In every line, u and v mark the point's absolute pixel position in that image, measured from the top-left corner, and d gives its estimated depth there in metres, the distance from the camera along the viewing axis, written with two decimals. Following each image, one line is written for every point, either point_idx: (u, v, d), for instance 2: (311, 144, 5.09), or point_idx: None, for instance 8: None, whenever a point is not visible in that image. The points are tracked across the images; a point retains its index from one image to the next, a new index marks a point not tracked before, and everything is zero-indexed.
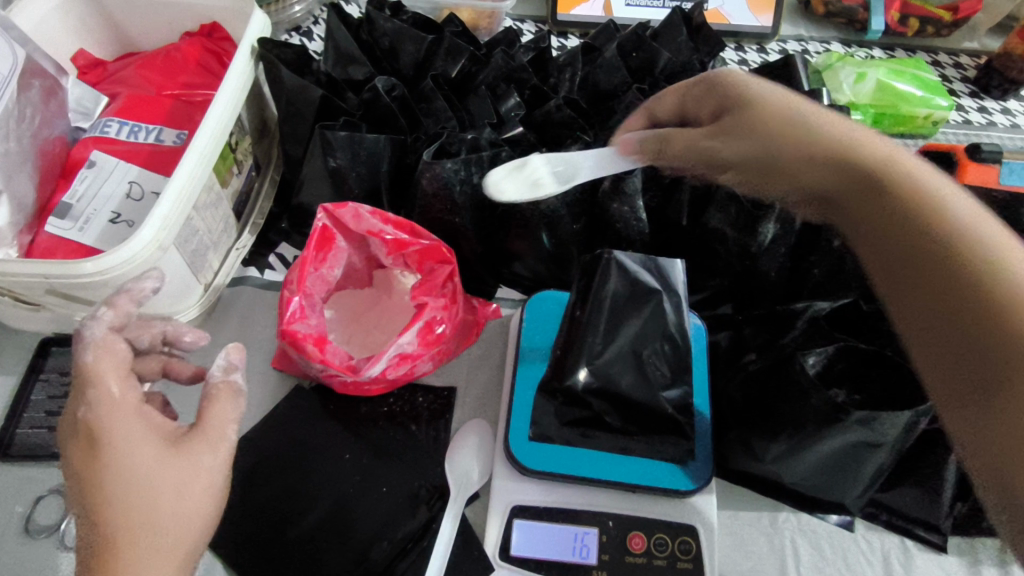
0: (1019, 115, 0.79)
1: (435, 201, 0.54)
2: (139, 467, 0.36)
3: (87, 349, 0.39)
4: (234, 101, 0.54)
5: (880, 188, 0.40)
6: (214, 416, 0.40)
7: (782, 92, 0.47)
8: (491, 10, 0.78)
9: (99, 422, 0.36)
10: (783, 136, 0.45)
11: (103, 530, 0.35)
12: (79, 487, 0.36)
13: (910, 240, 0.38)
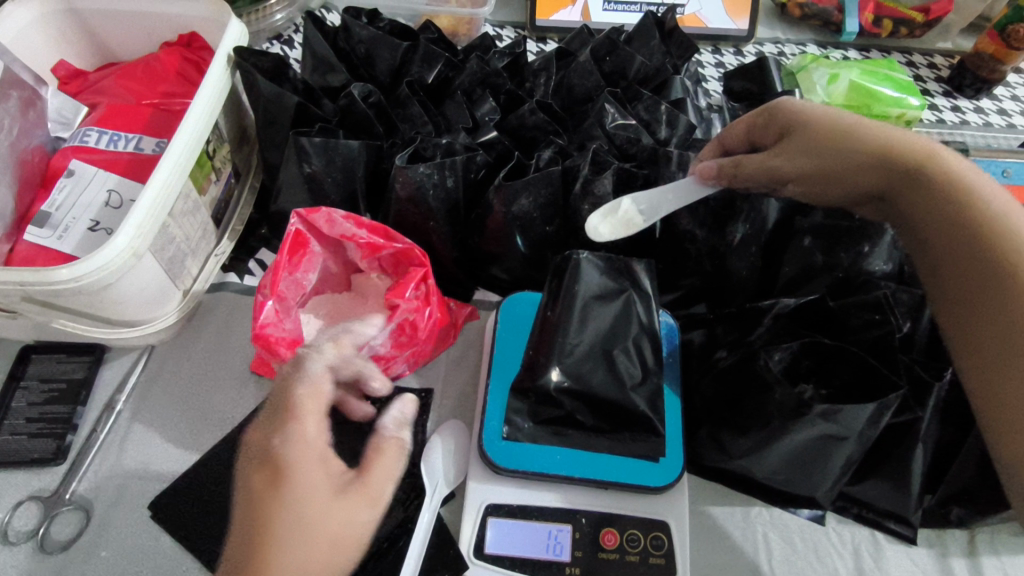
0: (992, 114, 0.80)
1: (409, 206, 0.54)
2: (311, 505, 0.36)
3: (303, 382, 0.41)
4: (209, 110, 0.55)
5: (951, 208, 0.43)
6: (378, 474, 0.40)
7: (837, 111, 0.49)
8: (470, 16, 0.79)
9: (288, 455, 0.37)
10: (847, 155, 0.47)
11: (251, 563, 0.34)
12: (240, 515, 0.36)
13: (984, 256, 0.41)
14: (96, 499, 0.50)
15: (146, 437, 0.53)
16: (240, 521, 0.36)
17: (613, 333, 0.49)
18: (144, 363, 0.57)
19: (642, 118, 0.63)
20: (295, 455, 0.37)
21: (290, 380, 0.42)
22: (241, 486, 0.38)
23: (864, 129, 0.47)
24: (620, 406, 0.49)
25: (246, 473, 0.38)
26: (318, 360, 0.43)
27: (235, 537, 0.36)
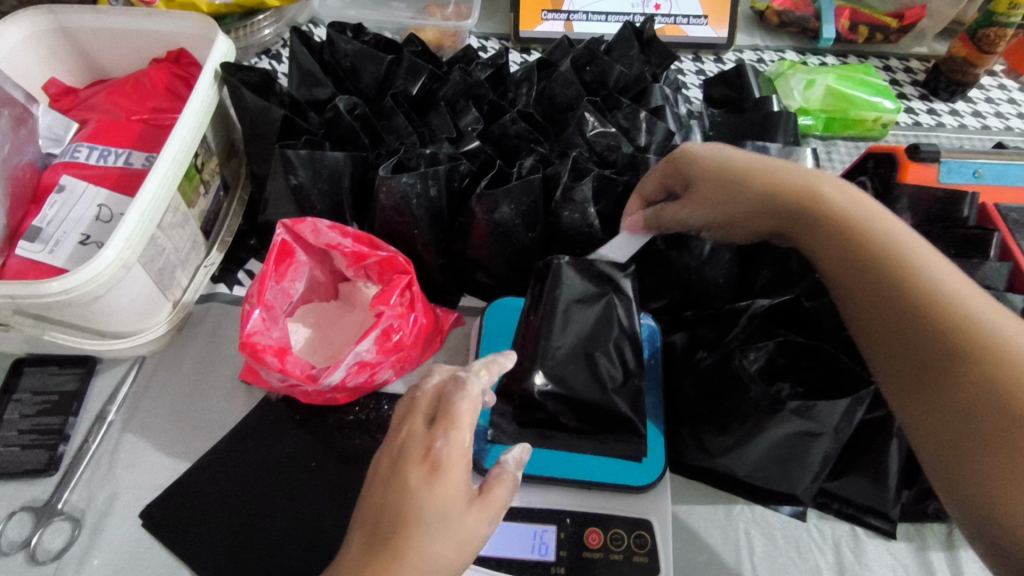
0: (968, 116, 0.81)
1: (393, 215, 0.55)
2: (455, 510, 0.37)
3: (462, 397, 0.40)
4: (197, 124, 0.56)
5: (847, 243, 0.43)
6: (500, 492, 0.40)
7: (735, 155, 0.50)
8: (455, 29, 0.81)
9: (446, 459, 0.38)
10: (744, 202, 0.49)
11: (394, 551, 0.35)
12: (383, 499, 0.37)
13: (877, 289, 0.41)
14: (87, 509, 0.51)
15: (137, 447, 0.54)
16: (379, 508, 0.37)
17: (591, 336, 0.50)
18: (135, 374, 0.57)
19: (622, 126, 0.64)
20: (447, 457, 0.38)
21: (451, 390, 0.41)
22: (380, 472, 0.39)
23: (758, 172, 0.48)
24: (604, 411, 0.49)
25: (393, 460, 0.39)
26: (477, 383, 0.42)
27: (368, 519, 0.37)
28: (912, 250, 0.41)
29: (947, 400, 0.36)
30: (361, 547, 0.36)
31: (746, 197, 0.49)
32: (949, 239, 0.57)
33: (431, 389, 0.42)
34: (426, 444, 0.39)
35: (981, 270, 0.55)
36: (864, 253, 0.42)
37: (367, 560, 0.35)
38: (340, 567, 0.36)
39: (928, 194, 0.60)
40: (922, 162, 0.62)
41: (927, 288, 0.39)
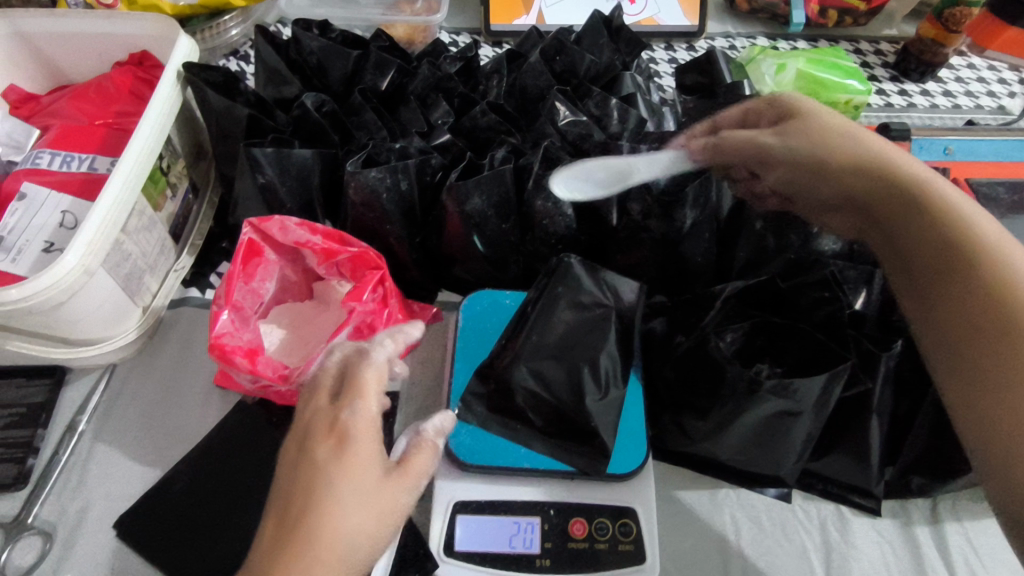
0: (939, 96, 0.82)
1: (364, 211, 0.55)
2: (368, 479, 0.38)
3: (369, 366, 0.42)
4: (161, 125, 0.55)
5: (908, 196, 0.44)
6: (421, 463, 0.42)
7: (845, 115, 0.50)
8: (425, 24, 0.81)
9: (354, 429, 0.39)
10: (834, 154, 0.48)
11: (307, 528, 0.35)
12: (292, 482, 0.37)
13: (938, 232, 0.42)
14: (60, 521, 0.49)
15: (110, 456, 0.52)
16: (290, 487, 0.37)
17: (578, 341, 0.48)
18: (106, 383, 0.56)
19: (594, 114, 0.64)
20: (354, 425, 0.39)
21: (357, 361, 0.43)
22: (287, 454, 0.39)
23: (835, 120, 0.50)
24: (579, 422, 0.48)
25: (301, 439, 0.39)
26: (383, 352, 0.44)
27: (279, 501, 0.36)
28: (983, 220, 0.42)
29: (983, 337, 0.38)
30: (274, 528, 0.36)
31: (814, 140, 0.49)
32: None
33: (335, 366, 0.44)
34: (331, 418, 0.39)
35: None
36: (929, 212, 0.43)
37: (280, 542, 0.35)
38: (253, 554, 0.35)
39: None
40: (893, 140, 0.62)
41: (992, 246, 0.40)
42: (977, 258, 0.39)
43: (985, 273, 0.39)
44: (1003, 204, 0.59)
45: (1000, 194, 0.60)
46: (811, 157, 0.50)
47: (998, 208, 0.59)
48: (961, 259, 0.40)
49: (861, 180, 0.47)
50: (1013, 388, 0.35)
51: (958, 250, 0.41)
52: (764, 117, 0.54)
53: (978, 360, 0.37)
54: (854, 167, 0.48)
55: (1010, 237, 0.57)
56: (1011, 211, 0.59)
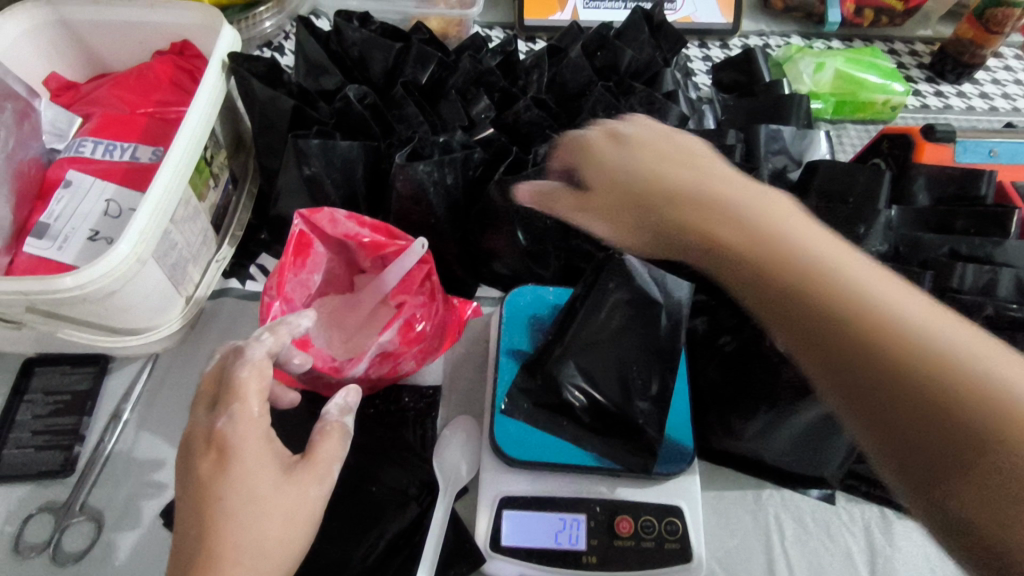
0: (975, 98, 0.81)
1: (411, 204, 0.55)
2: (259, 484, 0.37)
3: (245, 366, 0.41)
4: (207, 115, 0.55)
5: (717, 214, 0.39)
6: (326, 451, 0.42)
7: (636, 153, 0.47)
8: (459, 17, 0.80)
9: (233, 439, 0.38)
10: (616, 183, 0.46)
11: (205, 547, 0.35)
12: (187, 500, 0.37)
13: (763, 251, 0.36)
14: (107, 509, 0.49)
15: (154, 446, 0.53)
16: (186, 509, 0.37)
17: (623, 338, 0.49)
18: (149, 372, 0.56)
19: (636, 111, 0.64)
20: (231, 435, 0.38)
21: (234, 363, 0.41)
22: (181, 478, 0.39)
23: (650, 155, 0.46)
24: (627, 417, 0.48)
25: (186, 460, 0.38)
26: (261, 349, 0.42)
27: (184, 526, 0.36)
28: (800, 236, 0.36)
29: (882, 371, 0.31)
30: (178, 555, 0.36)
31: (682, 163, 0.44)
32: (969, 217, 0.57)
33: (216, 371, 0.42)
34: (209, 429, 0.39)
35: (1003, 248, 0.55)
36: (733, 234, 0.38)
37: (185, 563, 0.35)
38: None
39: (944, 172, 0.60)
40: (937, 142, 0.62)
41: (828, 276, 0.34)
42: (849, 292, 0.33)
43: (814, 289, 0.34)
44: None
45: None
46: (660, 173, 0.44)
47: None
48: (818, 285, 0.34)
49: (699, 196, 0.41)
50: (948, 428, 0.29)
51: (829, 272, 0.34)
52: (603, 141, 0.49)
53: (878, 370, 0.31)
54: (638, 183, 0.44)
55: None
56: None
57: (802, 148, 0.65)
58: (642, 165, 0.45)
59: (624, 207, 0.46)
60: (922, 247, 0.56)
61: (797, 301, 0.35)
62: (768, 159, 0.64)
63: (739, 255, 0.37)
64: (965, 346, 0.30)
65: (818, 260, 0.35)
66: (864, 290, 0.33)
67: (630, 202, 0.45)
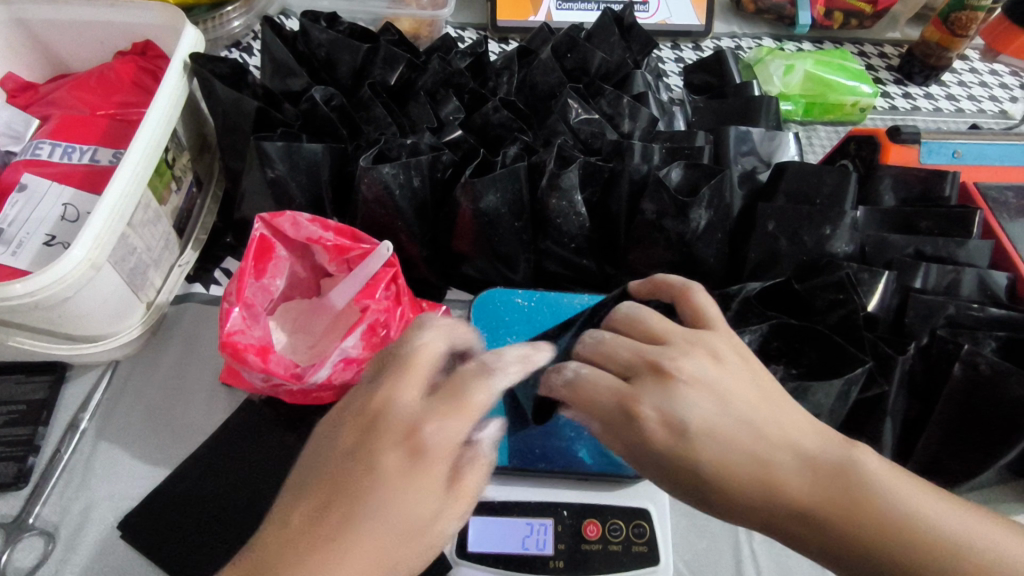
0: (942, 99, 0.82)
1: (376, 207, 0.54)
2: (416, 502, 0.33)
3: (515, 368, 0.37)
4: (167, 117, 0.54)
5: (731, 438, 0.36)
6: (476, 481, 0.36)
7: (677, 390, 0.37)
8: (431, 18, 0.79)
9: (436, 443, 0.34)
10: (646, 434, 0.37)
11: (339, 546, 0.31)
12: (336, 484, 0.33)
13: (785, 469, 0.35)
14: (62, 522, 0.48)
15: (113, 455, 0.51)
16: (311, 488, 0.33)
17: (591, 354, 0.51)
18: (108, 380, 0.55)
19: (605, 113, 0.64)
20: (440, 445, 0.34)
21: (476, 367, 0.37)
22: (316, 449, 0.36)
23: (691, 387, 0.37)
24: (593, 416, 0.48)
25: (334, 435, 0.35)
26: (513, 353, 0.39)
27: (304, 500, 0.33)
28: (803, 444, 0.36)
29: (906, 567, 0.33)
30: (273, 530, 0.32)
31: (736, 398, 0.37)
32: (932, 218, 0.58)
33: (415, 353, 0.38)
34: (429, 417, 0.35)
35: (966, 249, 0.55)
36: (749, 460, 0.35)
37: (303, 552, 0.31)
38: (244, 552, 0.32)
39: (910, 173, 0.60)
40: (903, 143, 0.62)
41: (841, 482, 0.34)
42: (859, 500, 0.34)
43: (837, 505, 0.34)
44: (1012, 208, 0.60)
45: (1009, 199, 0.60)
46: (679, 414, 0.36)
47: (1007, 212, 0.59)
48: (839, 500, 0.34)
49: (760, 466, 0.35)
50: None
51: (836, 480, 0.34)
52: (661, 424, 0.37)
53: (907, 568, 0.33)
54: (657, 420, 0.37)
55: (1018, 240, 0.57)
56: (1019, 215, 0.59)
57: (770, 149, 0.65)
58: (729, 429, 0.36)
59: (643, 455, 0.38)
60: (887, 247, 0.56)
61: (848, 532, 0.34)
62: (737, 160, 0.64)
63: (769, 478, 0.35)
64: (955, 522, 0.34)
65: (822, 466, 0.35)
66: (871, 487, 0.34)
67: (676, 451, 0.36)
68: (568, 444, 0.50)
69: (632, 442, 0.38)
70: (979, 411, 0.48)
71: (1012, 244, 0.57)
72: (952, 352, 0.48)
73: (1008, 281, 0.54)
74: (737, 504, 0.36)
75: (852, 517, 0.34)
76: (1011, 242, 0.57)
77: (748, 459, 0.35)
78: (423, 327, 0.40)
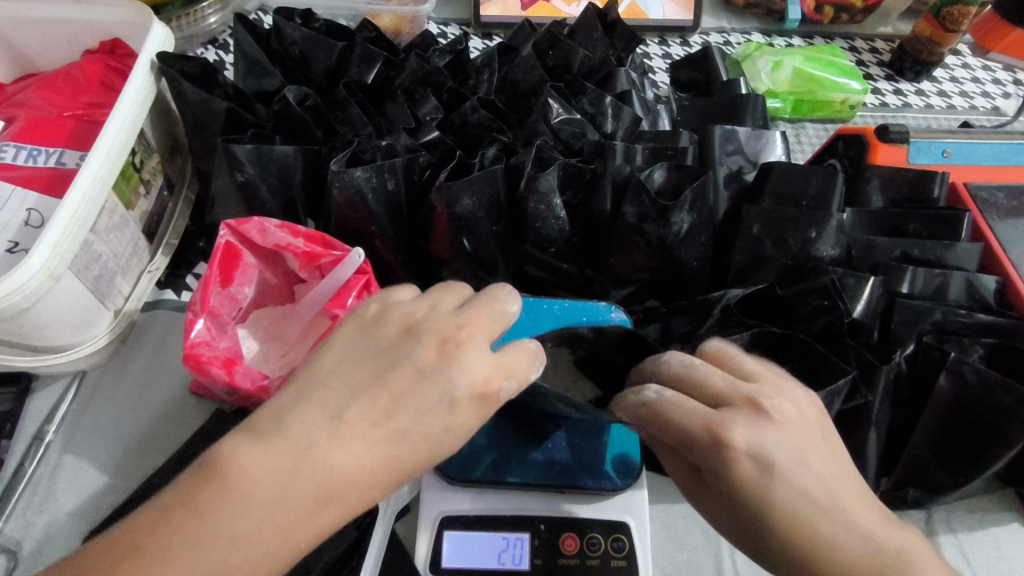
0: (933, 96, 0.81)
1: (349, 211, 0.52)
2: (450, 448, 0.34)
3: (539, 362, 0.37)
4: (133, 118, 0.52)
5: (797, 487, 0.35)
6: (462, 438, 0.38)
7: (763, 427, 0.36)
8: (412, 14, 0.78)
9: (500, 397, 0.35)
10: (719, 458, 0.36)
11: (385, 457, 0.32)
12: (405, 394, 0.33)
13: (837, 536, 0.34)
14: (24, 539, 0.47)
15: (78, 468, 0.50)
16: (377, 390, 0.33)
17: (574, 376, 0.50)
18: (76, 390, 0.54)
19: (587, 112, 0.62)
20: (500, 397, 0.35)
21: (528, 353, 0.37)
22: (381, 347, 0.35)
23: (779, 428, 0.36)
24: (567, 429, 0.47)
25: (413, 343, 0.35)
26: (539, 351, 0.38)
27: (364, 397, 0.33)
28: (860, 516, 0.35)
29: None
30: (326, 412, 0.33)
31: (810, 446, 0.36)
32: (920, 220, 0.56)
33: (502, 311, 0.38)
34: (501, 369, 0.35)
35: (954, 252, 0.54)
36: (806, 513, 0.34)
37: (354, 450, 0.32)
38: (288, 417, 0.32)
39: (898, 174, 0.59)
40: (891, 143, 0.61)
41: (884, 565, 0.33)
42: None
43: None
44: (1001, 209, 0.58)
45: (999, 200, 0.59)
46: (755, 447, 0.35)
47: (997, 213, 0.58)
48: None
49: (822, 519, 0.34)
50: None
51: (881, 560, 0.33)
52: (746, 457, 0.35)
53: None
54: (733, 448, 0.35)
55: (1007, 243, 0.56)
56: (1009, 217, 0.58)
57: (757, 149, 0.63)
58: (801, 476, 0.35)
59: (708, 470, 0.37)
60: (874, 251, 0.55)
61: None
62: (723, 161, 0.63)
63: (820, 537, 0.34)
64: None
65: (870, 542, 0.34)
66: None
67: (739, 483, 0.35)
68: (546, 451, 0.49)
69: (711, 465, 0.36)
70: (964, 419, 0.47)
71: (1002, 248, 0.56)
72: (938, 359, 0.48)
73: (996, 285, 0.53)
74: (779, 550, 0.35)
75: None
76: (1001, 244, 0.56)
77: (809, 505, 0.34)
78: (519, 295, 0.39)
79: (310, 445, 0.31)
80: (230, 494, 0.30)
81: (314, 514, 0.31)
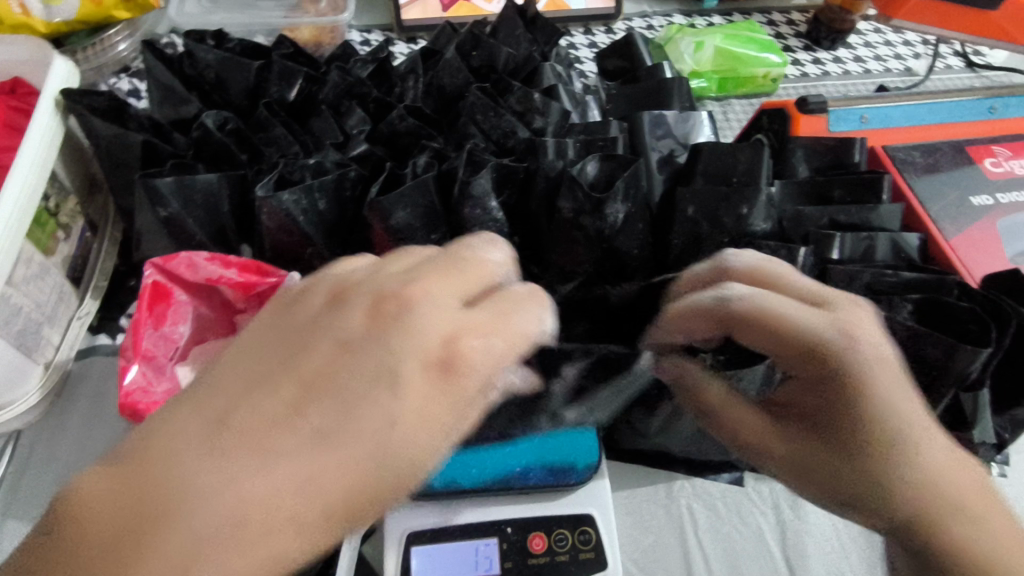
0: (850, 62, 0.83)
1: (282, 235, 0.51)
2: (397, 442, 0.30)
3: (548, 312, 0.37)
4: (42, 160, 0.50)
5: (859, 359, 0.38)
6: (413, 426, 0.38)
7: (855, 312, 0.40)
8: (332, 24, 0.76)
9: (462, 366, 0.33)
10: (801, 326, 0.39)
11: (317, 462, 0.29)
12: (333, 380, 0.31)
13: (889, 404, 0.37)
14: None
15: (21, 533, 0.48)
16: (286, 383, 0.30)
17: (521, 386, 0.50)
18: (11, 452, 0.51)
19: (516, 110, 0.62)
20: (466, 366, 0.33)
21: (507, 298, 0.36)
22: (299, 334, 0.33)
23: (857, 315, 0.40)
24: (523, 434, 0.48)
25: (344, 319, 0.33)
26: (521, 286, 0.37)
27: (276, 393, 0.30)
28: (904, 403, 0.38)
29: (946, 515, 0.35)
30: (212, 421, 0.29)
31: (899, 390, 0.38)
32: (845, 186, 0.58)
33: (476, 272, 0.37)
34: (454, 331, 0.33)
35: (878, 214, 0.56)
36: (874, 377, 0.38)
37: (274, 457, 0.28)
38: (168, 430, 0.29)
39: (819, 143, 0.61)
40: (811, 113, 0.63)
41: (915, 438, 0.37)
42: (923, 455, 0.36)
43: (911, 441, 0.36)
44: (919, 167, 0.61)
45: (916, 158, 0.61)
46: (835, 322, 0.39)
47: (915, 171, 0.60)
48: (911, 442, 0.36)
49: (883, 390, 0.38)
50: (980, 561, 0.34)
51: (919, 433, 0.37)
52: (840, 330, 0.39)
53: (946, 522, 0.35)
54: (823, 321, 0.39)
55: (927, 200, 0.59)
56: (928, 173, 0.60)
57: (686, 131, 0.64)
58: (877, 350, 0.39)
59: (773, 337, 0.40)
60: (802, 220, 0.56)
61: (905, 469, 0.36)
62: (655, 146, 0.63)
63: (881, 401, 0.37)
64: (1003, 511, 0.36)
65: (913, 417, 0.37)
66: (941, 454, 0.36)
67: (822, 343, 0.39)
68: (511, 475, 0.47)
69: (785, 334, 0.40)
70: None
71: (922, 206, 0.58)
72: None
73: (919, 241, 0.56)
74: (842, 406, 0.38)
75: (929, 528, 0.35)
76: (920, 202, 0.59)
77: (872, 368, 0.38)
78: (498, 248, 0.39)
79: (181, 465, 0.27)
80: (84, 532, 0.26)
81: (226, 547, 0.26)
